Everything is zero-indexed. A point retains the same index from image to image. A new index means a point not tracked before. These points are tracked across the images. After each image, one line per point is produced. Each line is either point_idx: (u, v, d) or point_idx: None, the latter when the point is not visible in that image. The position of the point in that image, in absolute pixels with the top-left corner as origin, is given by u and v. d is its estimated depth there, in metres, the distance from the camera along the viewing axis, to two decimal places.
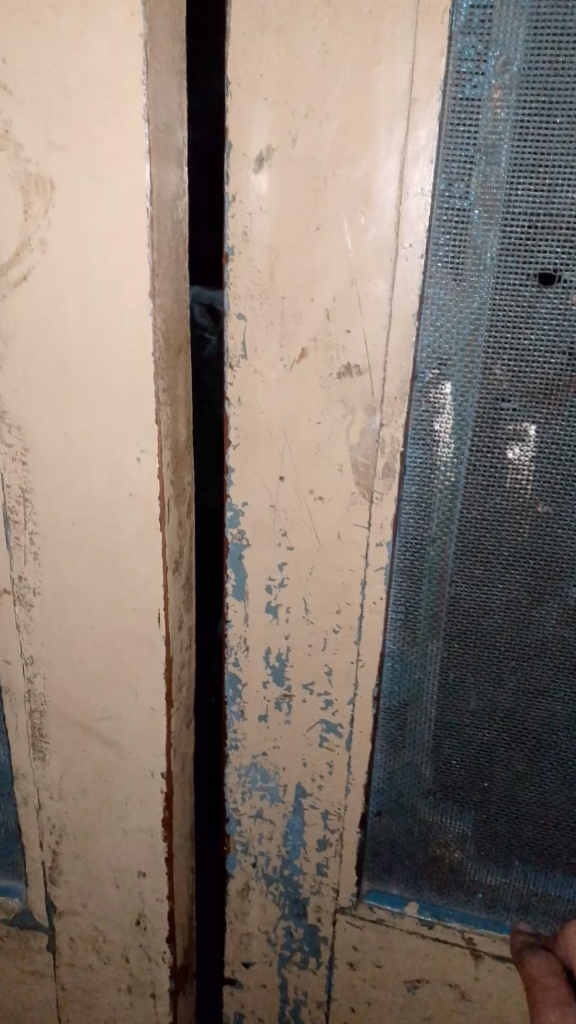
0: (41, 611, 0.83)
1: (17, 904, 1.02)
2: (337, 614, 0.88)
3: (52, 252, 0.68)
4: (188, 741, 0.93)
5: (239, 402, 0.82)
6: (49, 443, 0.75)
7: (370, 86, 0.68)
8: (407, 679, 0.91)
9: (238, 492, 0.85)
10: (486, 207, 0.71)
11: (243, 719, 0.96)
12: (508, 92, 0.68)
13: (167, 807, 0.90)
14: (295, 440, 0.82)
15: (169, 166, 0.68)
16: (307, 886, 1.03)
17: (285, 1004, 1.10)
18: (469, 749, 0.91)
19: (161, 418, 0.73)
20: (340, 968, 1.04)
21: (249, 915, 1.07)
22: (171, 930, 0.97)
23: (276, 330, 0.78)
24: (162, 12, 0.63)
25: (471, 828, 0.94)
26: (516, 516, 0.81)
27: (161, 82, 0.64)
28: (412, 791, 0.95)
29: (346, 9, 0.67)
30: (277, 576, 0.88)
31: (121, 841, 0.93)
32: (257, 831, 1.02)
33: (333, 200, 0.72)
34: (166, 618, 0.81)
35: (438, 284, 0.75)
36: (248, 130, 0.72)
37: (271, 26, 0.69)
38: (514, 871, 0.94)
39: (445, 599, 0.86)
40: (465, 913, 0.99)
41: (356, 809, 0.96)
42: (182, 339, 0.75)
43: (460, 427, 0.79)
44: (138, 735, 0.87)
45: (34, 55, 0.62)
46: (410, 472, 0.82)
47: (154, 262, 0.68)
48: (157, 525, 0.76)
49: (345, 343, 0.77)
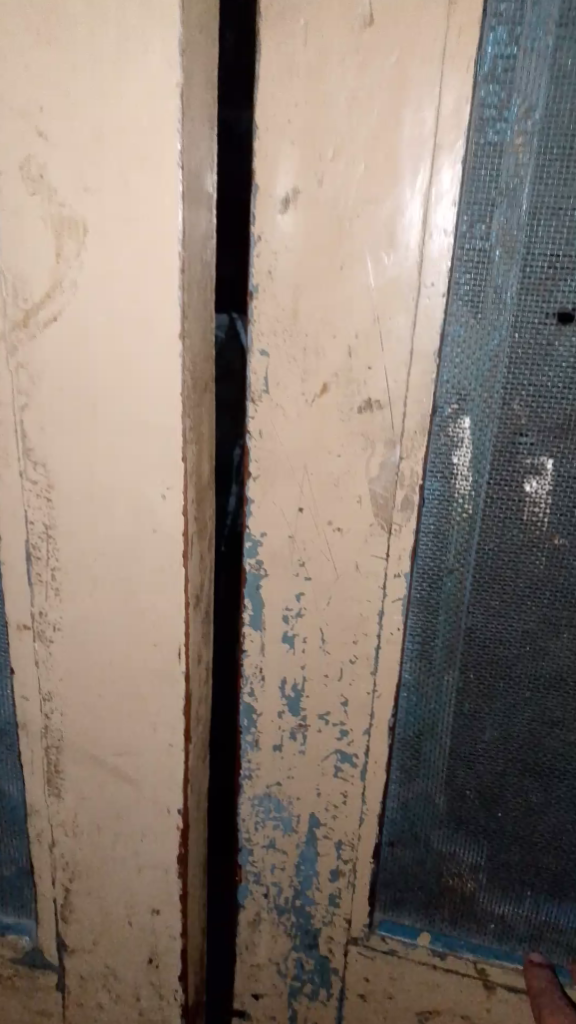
0: (60, 645, 0.83)
1: (27, 942, 1.00)
2: (353, 644, 0.87)
3: (83, 293, 0.68)
4: (203, 775, 0.93)
5: (260, 434, 0.82)
6: (74, 480, 0.76)
7: (396, 128, 0.69)
8: (423, 707, 0.91)
9: (257, 522, 0.85)
10: (506, 248, 0.73)
11: (257, 748, 0.95)
12: (529, 140, 0.70)
13: (183, 842, 0.89)
14: (314, 472, 0.82)
15: (199, 210, 0.69)
16: (319, 917, 1.00)
17: None
18: (484, 778, 0.91)
19: (187, 455, 0.74)
20: (351, 1001, 1.02)
21: (259, 947, 1.04)
22: (184, 968, 0.96)
23: (298, 367, 0.78)
24: (197, 59, 0.64)
25: (484, 857, 0.94)
26: (533, 548, 0.82)
27: (194, 129, 0.65)
28: (426, 819, 0.95)
29: (373, 58, 0.68)
30: (294, 606, 0.87)
31: (134, 877, 0.92)
32: (269, 861, 1.00)
33: (357, 238, 0.73)
34: (187, 654, 0.81)
35: (459, 321, 0.76)
36: (274, 172, 0.73)
37: (300, 72, 0.70)
38: (526, 900, 0.94)
39: (461, 629, 0.87)
40: (476, 942, 0.98)
41: (369, 840, 0.95)
42: (208, 378, 0.76)
43: (478, 461, 0.80)
44: (155, 769, 0.86)
45: (70, 101, 0.63)
46: (428, 505, 0.82)
47: (185, 303, 0.68)
48: (180, 561, 0.76)
49: (365, 379, 0.77)
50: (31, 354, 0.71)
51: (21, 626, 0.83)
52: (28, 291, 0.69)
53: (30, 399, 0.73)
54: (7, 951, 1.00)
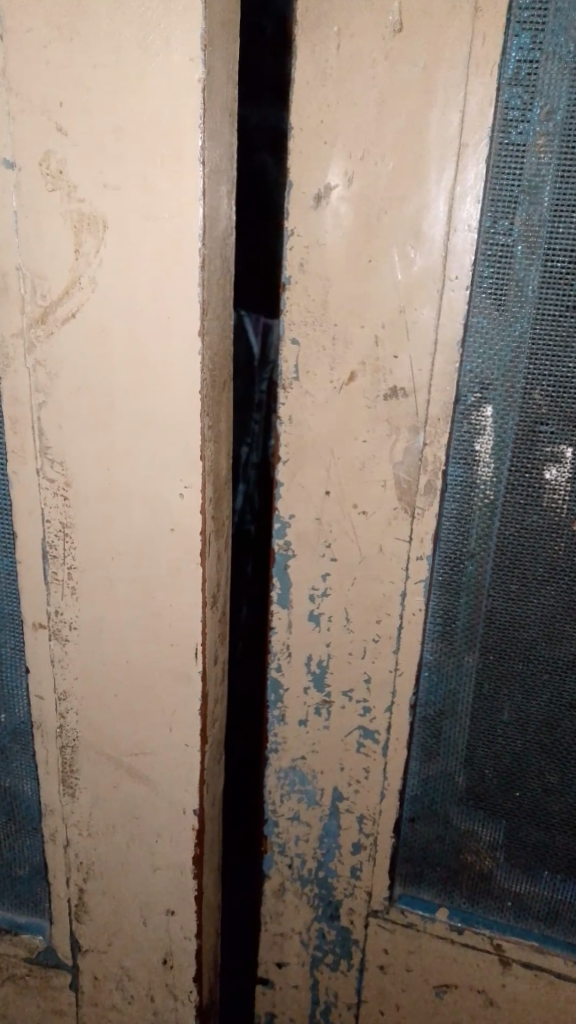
0: (76, 644, 0.83)
1: (41, 942, 1.00)
2: (376, 624, 0.88)
3: (101, 290, 0.68)
4: (219, 777, 0.92)
5: (289, 420, 0.82)
6: (91, 478, 0.75)
7: (423, 124, 0.70)
8: (443, 692, 0.89)
9: (285, 505, 0.86)
10: (528, 243, 0.72)
11: (284, 722, 0.95)
12: (552, 138, 0.69)
13: (198, 843, 0.88)
14: (341, 458, 0.82)
15: (220, 205, 0.68)
16: (341, 889, 1.01)
17: (316, 1006, 1.08)
18: (503, 767, 0.89)
19: (205, 454, 0.73)
20: (371, 972, 1.02)
21: (283, 915, 1.05)
22: (199, 969, 0.95)
23: (327, 355, 0.79)
24: (219, 54, 0.64)
25: (502, 836, 0.92)
26: (553, 535, 0.80)
27: (216, 125, 0.65)
28: (446, 798, 0.93)
29: (402, 62, 0.69)
30: (320, 585, 0.88)
31: (149, 877, 0.92)
32: (294, 832, 1.01)
33: (385, 232, 0.73)
34: (204, 654, 0.80)
35: (482, 312, 0.75)
36: (305, 171, 0.74)
37: (332, 75, 0.71)
38: (543, 880, 0.91)
39: (482, 615, 0.85)
40: (493, 918, 0.95)
41: (390, 813, 0.95)
42: (226, 376, 0.75)
43: (500, 449, 0.79)
44: (171, 769, 0.86)
45: (91, 97, 0.63)
46: (450, 491, 0.81)
47: (205, 299, 0.68)
48: (198, 559, 0.76)
49: (392, 371, 0.78)
50: (49, 351, 0.71)
51: (37, 625, 0.83)
52: (47, 288, 0.69)
53: (48, 396, 0.73)
54: (21, 951, 1.00)
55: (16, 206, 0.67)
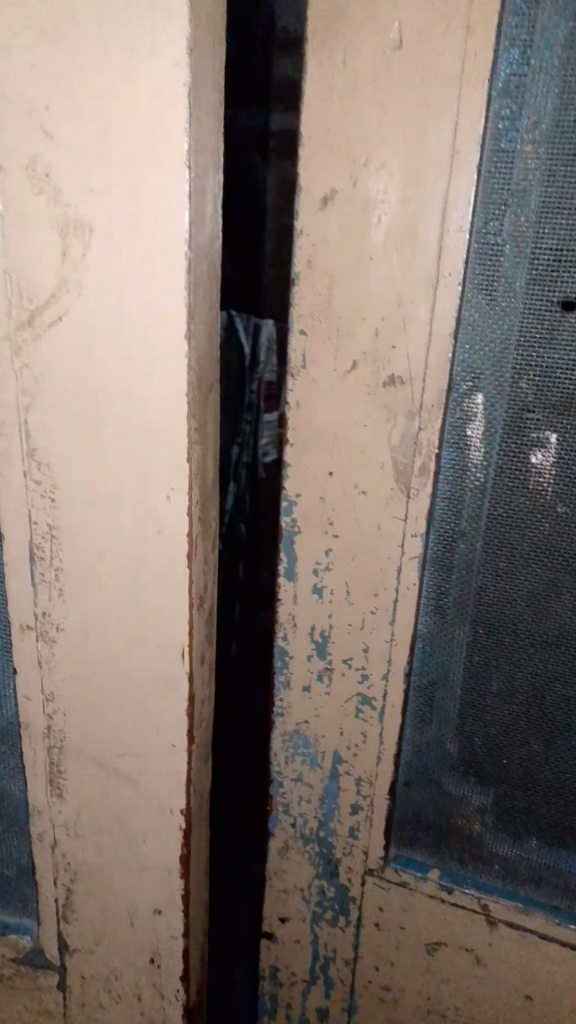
0: (63, 647, 0.83)
1: (28, 943, 1.01)
2: (374, 599, 0.95)
3: (87, 294, 0.68)
4: (206, 778, 0.92)
5: (297, 406, 0.91)
6: (77, 480, 0.75)
7: (419, 134, 0.77)
8: (437, 662, 0.96)
9: (292, 484, 0.94)
10: (517, 243, 0.79)
11: (288, 688, 1.03)
12: (538, 148, 0.76)
13: (185, 843, 0.89)
14: (343, 442, 0.90)
15: (205, 211, 0.68)
16: (340, 849, 1.08)
17: (316, 960, 1.16)
18: (492, 733, 0.96)
19: (192, 454, 0.73)
20: (367, 930, 1.09)
21: (286, 872, 1.13)
22: (186, 968, 0.95)
23: (332, 346, 0.87)
24: (205, 61, 0.64)
25: (491, 801, 0.98)
26: (539, 515, 0.86)
27: (201, 131, 0.65)
28: (438, 763, 0.99)
29: (401, 79, 0.76)
30: (323, 561, 0.96)
31: (136, 878, 0.92)
32: (297, 793, 1.09)
33: (385, 234, 0.81)
34: (191, 655, 0.80)
35: (474, 306, 0.82)
36: (313, 178, 0.82)
37: (338, 91, 0.79)
38: (530, 844, 0.97)
39: (473, 589, 0.91)
40: (482, 882, 1.02)
41: (386, 777, 1.02)
42: (212, 379, 0.76)
43: (490, 433, 0.85)
44: (159, 770, 0.86)
45: (78, 102, 0.63)
46: (444, 472, 0.88)
47: (192, 304, 0.68)
48: (184, 561, 0.76)
49: (390, 362, 0.85)
50: (36, 356, 0.71)
51: (24, 626, 0.83)
52: (33, 292, 0.69)
53: (34, 399, 0.73)
54: (8, 951, 1.01)
55: (3, 211, 0.67)
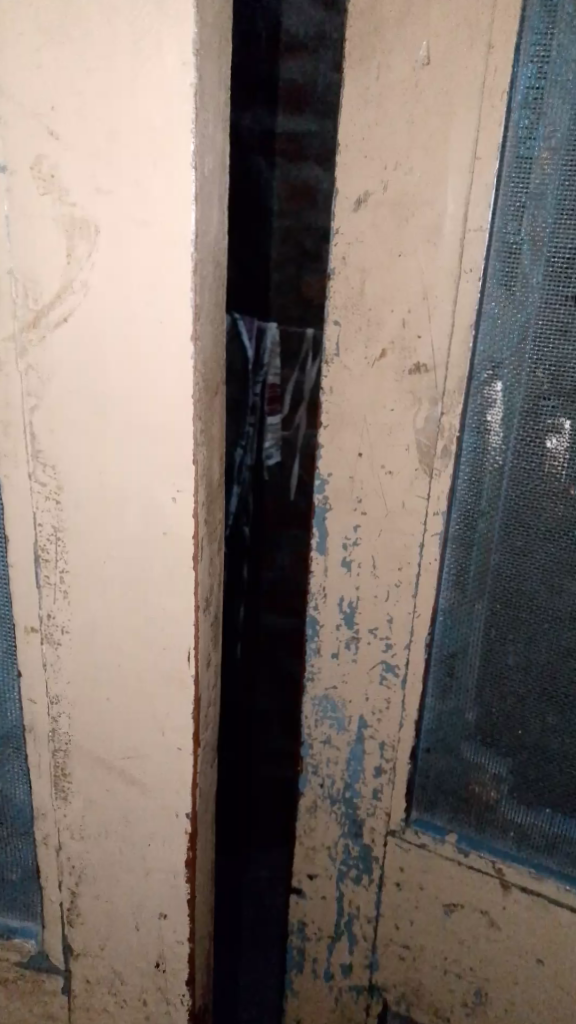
0: (68, 650, 0.83)
1: (33, 946, 1.00)
2: (399, 570, 1.07)
3: (94, 294, 0.68)
4: (212, 780, 0.92)
5: (330, 391, 1.05)
6: (82, 482, 0.75)
7: (443, 141, 0.90)
8: (456, 636, 1.07)
9: (325, 464, 1.08)
10: (535, 243, 0.89)
11: (318, 654, 1.17)
12: (554, 152, 0.86)
13: (191, 847, 0.88)
14: (372, 423, 1.03)
15: (211, 212, 0.68)
16: (364, 810, 1.20)
17: (341, 916, 1.28)
18: (508, 700, 1.06)
19: (198, 456, 0.73)
20: (389, 887, 1.21)
21: (315, 830, 1.26)
22: (192, 972, 0.94)
23: (363, 334, 1.00)
24: (210, 59, 0.64)
25: (506, 770, 1.08)
26: (553, 497, 0.96)
27: (208, 132, 0.65)
28: (457, 732, 1.10)
29: (428, 91, 0.89)
30: (352, 535, 1.09)
31: (142, 881, 0.91)
32: (325, 755, 1.21)
33: (412, 232, 0.94)
34: (196, 657, 0.80)
35: (494, 300, 0.93)
36: (350, 181, 0.96)
37: (371, 100, 0.92)
38: (543, 813, 1.06)
39: (491, 567, 1.03)
40: (499, 847, 1.11)
41: (407, 742, 1.14)
42: (218, 379, 0.76)
43: (508, 419, 0.96)
44: (164, 774, 0.85)
45: (84, 100, 0.63)
46: (465, 456, 1.00)
47: (197, 306, 0.68)
48: (190, 563, 0.76)
49: (416, 348, 0.98)
50: (42, 356, 0.71)
51: (29, 628, 0.83)
52: (39, 292, 0.69)
53: (39, 400, 0.73)
54: (13, 954, 1.00)
55: (8, 212, 0.67)
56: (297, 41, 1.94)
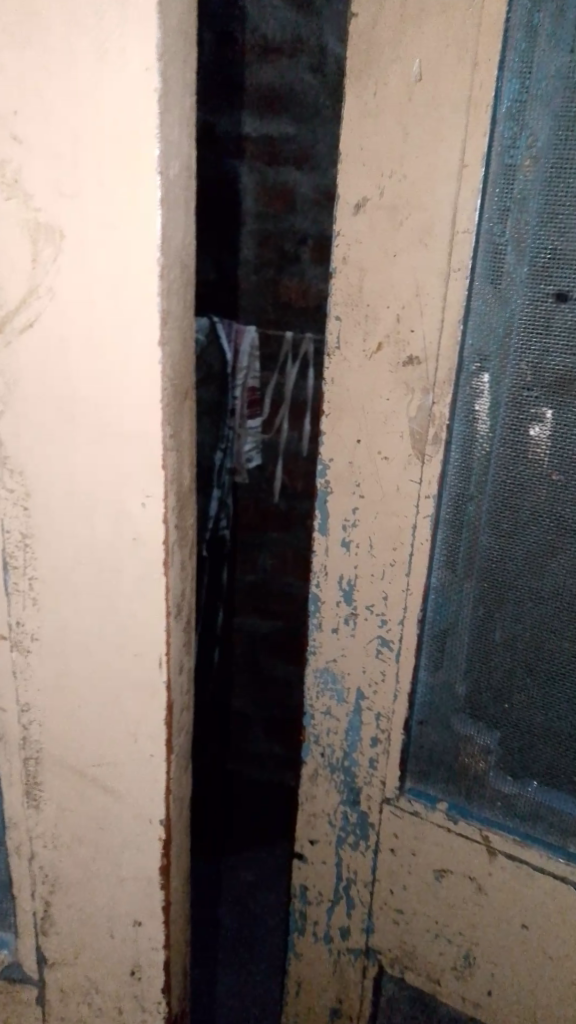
0: (39, 656, 0.82)
1: (7, 956, 0.99)
2: (393, 552, 1.21)
3: (60, 298, 0.67)
4: (186, 786, 0.91)
5: (333, 381, 1.19)
6: (51, 487, 0.74)
7: (434, 148, 1.02)
8: (448, 603, 1.20)
9: (327, 452, 1.23)
10: (518, 246, 1.01)
11: (320, 627, 1.32)
12: (536, 159, 0.98)
13: (165, 853, 0.88)
14: (370, 411, 1.17)
15: (178, 217, 0.68)
16: (361, 776, 1.34)
17: (339, 881, 1.42)
18: (496, 662, 1.19)
19: (167, 461, 0.73)
20: (384, 853, 1.35)
21: (315, 797, 1.41)
22: (168, 978, 0.94)
23: (361, 328, 1.15)
24: (175, 64, 0.64)
25: (495, 729, 1.21)
26: (535, 478, 1.09)
27: (173, 135, 0.65)
28: (450, 690, 1.24)
29: (419, 105, 1.02)
30: (351, 518, 1.24)
31: (116, 888, 0.91)
32: (326, 722, 1.36)
33: (406, 233, 1.07)
34: (168, 663, 0.80)
35: (482, 296, 1.05)
36: (351, 188, 1.10)
37: (369, 112, 1.06)
38: (530, 787, 1.19)
39: (479, 540, 1.15)
40: (487, 815, 1.24)
41: (401, 713, 1.27)
42: (187, 384, 0.76)
43: (494, 407, 1.09)
44: (137, 781, 0.85)
45: (47, 103, 0.62)
46: (455, 442, 1.13)
47: (165, 310, 0.68)
48: (160, 569, 0.76)
49: (408, 340, 1.11)
50: (7, 361, 0.70)
51: None
52: (4, 296, 0.68)
53: (6, 406, 0.72)
54: None
55: None
56: (273, 43, 1.95)
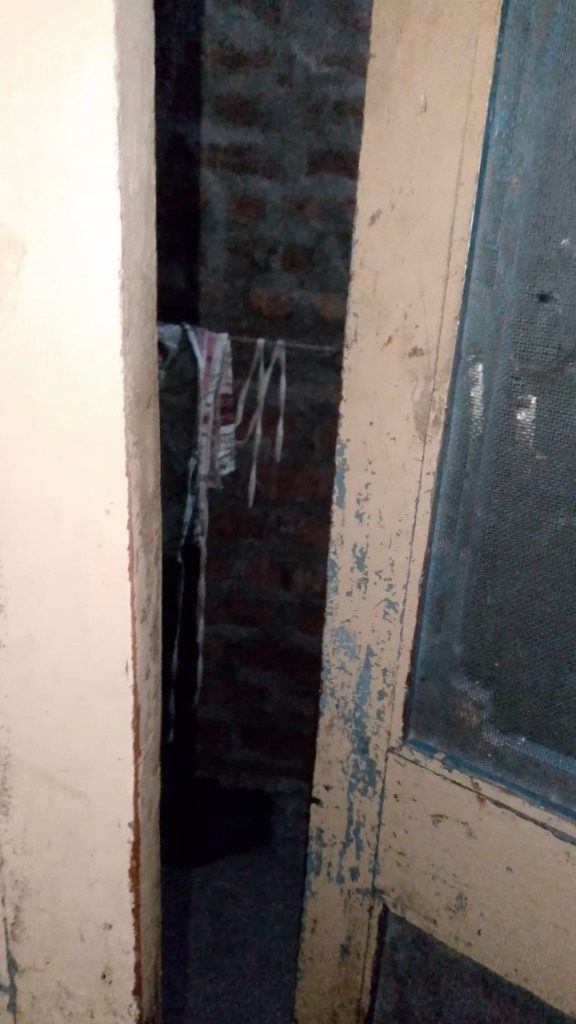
0: (7, 662, 0.83)
1: None
2: (398, 523, 1.18)
3: (22, 309, 0.69)
4: (154, 788, 0.92)
5: (349, 370, 1.17)
6: (17, 495, 0.76)
7: (434, 157, 1.02)
8: (446, 576, 1.18)
9: (344, 433, 1.20)
10: (507, 248, 1.02)
11: (336, 591, 1.28)
12: (523, 177, 0.99)
13: (134, 855, 0.89)
14: (382, 398, 1.15)
15: (139, 230, 0.70)
16: (369, 727, 1.30)
17: (350, 826, 1.36)
18: (489, 645, 1.17)
19: (130, 469, 0.75)
20: (388, 797, 1.29)
21: (331, 746, 1.35)
22: (139, 980, 0.95)
23: (374, 323, 1.13)
24: (134, 82, 0.66)
25: (488, 697, 1.18)
26: (524, 464, 1.07)
27: (132, 150, 0.67)
28: (445, 660, 1.22)
29: (427, 125, 1.02)
30: (363, 493, 1.21)
31: (86, 892, 0.92)
32: (340, 678, 1.31)
33: (414, 242, 1.06)
34: (134, 667, 0.81)
35: (477, 294, 1.05)
36: (370, 198, 1.09)
37: (379, 128, 1.05)
38: (520, 739, 1.16)
39: (474, 528, 1.14)
40: (478, 765, 1.20)
41: (404, 667, 1.24)
42: (150, 393, 0.77)
43: (487, 396, 1.08)
44: (105, 786, 0.86)
45: (8, 121, 0.64)
46: (452, 433, 1.12)
47: (126, 322, 0.70)
48: (125, 575, 0.77)
49: (414, 334, 1.10)
50: None
51: None
52: None
53: None
54: None
55: None
56: (241, 54, 1.97)
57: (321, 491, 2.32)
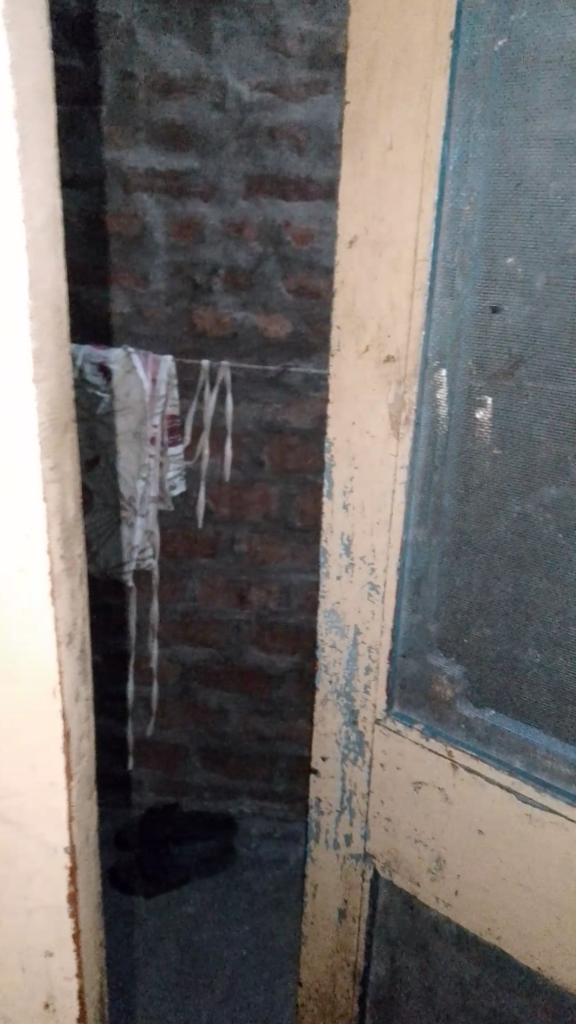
0: None
1: None
2: (378, 512, 1.17)
3: None
4: (91, 812, 0.93)
5: (332, 375, 1.17)
6: None
7: (385, 188, 1.05)
8: (416, 566, 1.18)
9: (331, 431, 1.20)
10: (462, 262, 1.03)
11: (327, 576, 1.26)
12: (475, 201, 1.00)
13: (72, 881, 0.89)
14: (361, 399, 1.14)
15: (47, 259, 0.72)
16: (358, 701, 1.27)
17: (343, 794, 1.34)
18: (460, 643, 1.17)
19: (49, 493, 0.76)
20: (376, 769, 1.28)
21: (325, 720, 1.32)
22: (82, 1008, 0.95)
23: (350, 337, 1.13)
24: (38, 118, 0.68)
25: (459, 670, 1.18)
26: (485, 465, 1.08)
27: (36, 186, 0.69)
28: (421, 639, 1.21)
29: (396, 165, 1.03)
30: (347, 486, 1.20)
31: (25, 922, 0.91)
32: (335, 661, 1.29)
33: (386, 261, 1.07)
34: (62, 694, 0.82)
35: (439, 303, 1.06)
36: (345, 222, 1.10)
37: (351, 162, 1.07)
38: (488, 712, 1.16)
39: (440, 530, 1.15)
40: (448, 735, 1.19)
41: (386, 643, 1.22)
42: (67, 416, 0.78)
43: (450, 398, 1.09)
44: (38, 814, 0.86)
45: None
46: (419, 436, 1.12)
47: (37, 348, 0.72)
48: (49, 597, 0.79)
49: (387, 343, 1.10)
50: None
51: None
52: None
53: None
54: None
55: None
56: (175, 81, 2.00)
57: (272, 508, 2.33)
